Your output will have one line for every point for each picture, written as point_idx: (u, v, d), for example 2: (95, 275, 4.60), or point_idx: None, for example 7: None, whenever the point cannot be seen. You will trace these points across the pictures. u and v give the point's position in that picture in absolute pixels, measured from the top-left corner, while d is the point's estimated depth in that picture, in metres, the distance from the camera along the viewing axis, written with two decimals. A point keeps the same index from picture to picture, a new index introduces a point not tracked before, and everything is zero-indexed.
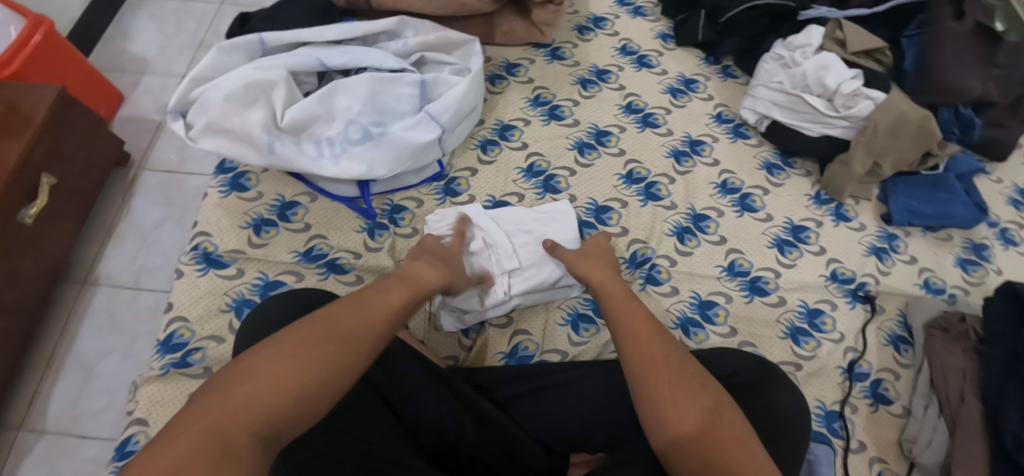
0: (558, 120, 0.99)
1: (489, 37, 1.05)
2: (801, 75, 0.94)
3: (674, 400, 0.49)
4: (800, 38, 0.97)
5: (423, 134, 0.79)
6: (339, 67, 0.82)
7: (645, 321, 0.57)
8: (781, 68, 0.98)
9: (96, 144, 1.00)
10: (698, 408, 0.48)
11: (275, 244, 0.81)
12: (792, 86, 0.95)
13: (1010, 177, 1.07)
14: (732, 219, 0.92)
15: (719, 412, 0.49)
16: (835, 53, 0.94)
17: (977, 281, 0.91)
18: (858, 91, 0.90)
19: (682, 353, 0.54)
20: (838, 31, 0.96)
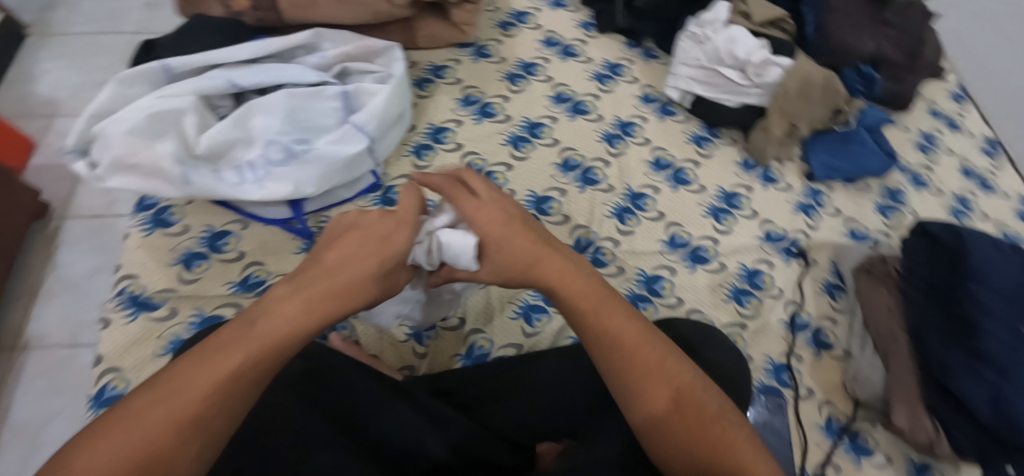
0: (489, 117, 0.99)
1: (412, 43, 1.03)
2: (715, 49, 0.98)
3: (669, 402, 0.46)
4: (709, 14, 1.01)
5: (349, 147, 0.78)
6: (254, 86, 0.79)
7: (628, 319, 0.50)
8: (694, 44, 1.01)
9: (8, 198, 0.93)
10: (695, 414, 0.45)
11: (208, 278, 0.79)
12: (708, 61, 0.99)
13: (916, 125, 1.15)
14: (667, 195, 0.94)
15: (699, 407, 0.46)
16: (741, 25, 0.99)
17: (896, 224, 0.98)
18: (767, 60, 0.96)
19: (670, 349, 0.49)
20: (742, 4, 1.02)
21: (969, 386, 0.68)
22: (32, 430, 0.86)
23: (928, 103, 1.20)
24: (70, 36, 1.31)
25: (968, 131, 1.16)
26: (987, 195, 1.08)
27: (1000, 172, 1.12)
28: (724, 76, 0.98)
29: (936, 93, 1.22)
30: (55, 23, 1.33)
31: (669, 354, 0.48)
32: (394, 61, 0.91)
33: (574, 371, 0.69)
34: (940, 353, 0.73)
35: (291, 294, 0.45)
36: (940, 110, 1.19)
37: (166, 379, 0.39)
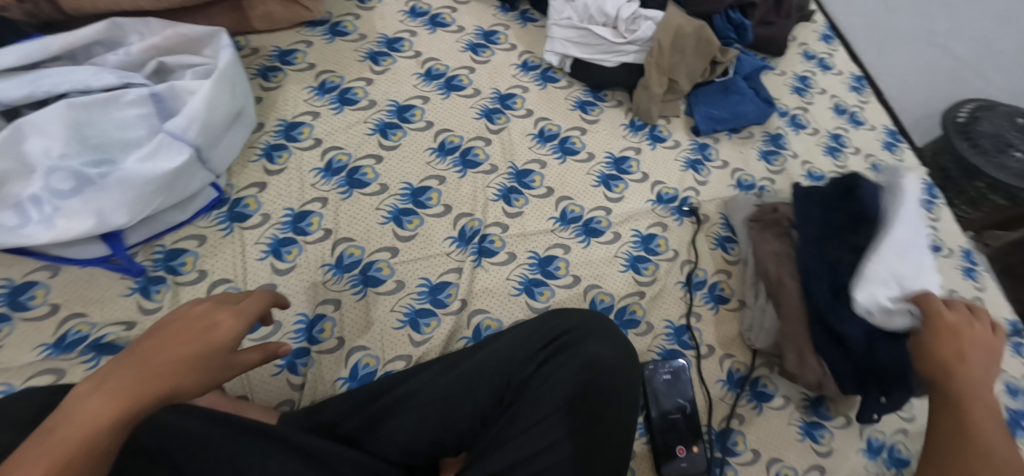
0: (351, 105, 0.86)
1: (246, 25, 0.87)
2: (584, 9, 0.93)
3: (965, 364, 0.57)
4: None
5: (166, 162, 0.65)
6: (25, 100, 0.63)
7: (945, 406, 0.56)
8: (564, 5, 0.95)
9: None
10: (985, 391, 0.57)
11: (10, 344, 0.64)
12: (580, 22, 0.94)
13: (791, 68, 1.17)
14: (555, 168, 0.88)
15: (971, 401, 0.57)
16: None
17: (778, 169, 0.99)
18: (636, 17, 0.93)
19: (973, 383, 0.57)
20: None
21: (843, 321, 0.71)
22: None
23: (800, 46, 1.22)
24: None
25: (838, 70, 1.20)
26: (857, 130, 1.12)
27: (867, 105, 1.17)
28: (598, 35, 0.93)
29: (806, 35, 1.24)
30: None
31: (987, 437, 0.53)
32: (218, 50, 0.77)
33: (459, 380, 0.62)
34: (817, 293, 0.74)
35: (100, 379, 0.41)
36: (812, 52, 1.21)
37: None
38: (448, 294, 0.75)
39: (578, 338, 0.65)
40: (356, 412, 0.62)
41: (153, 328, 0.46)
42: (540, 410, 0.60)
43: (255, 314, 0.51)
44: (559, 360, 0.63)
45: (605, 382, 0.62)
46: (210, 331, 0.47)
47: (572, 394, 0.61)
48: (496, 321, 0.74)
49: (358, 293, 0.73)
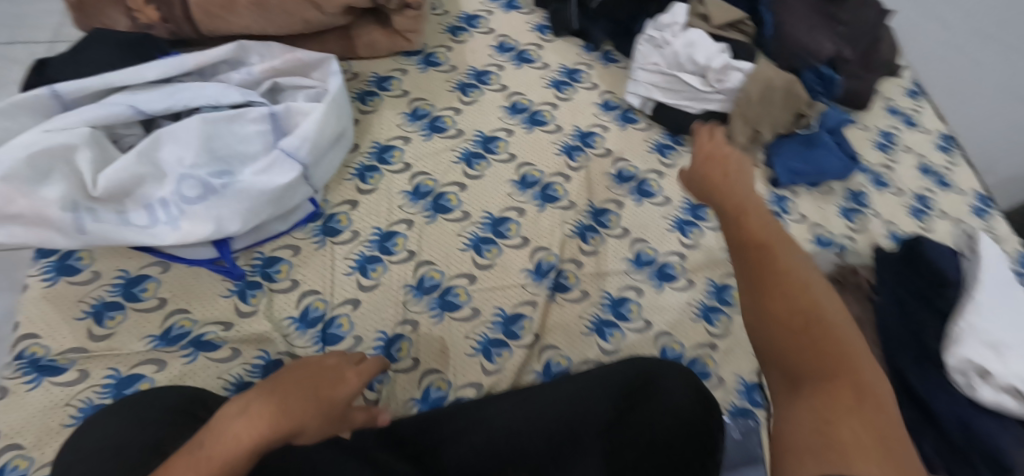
0: (440, 133, 0.90)
1: (350, 52, 0.93)
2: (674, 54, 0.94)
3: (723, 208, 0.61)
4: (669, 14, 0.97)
5: (279, 176, 0.70)
6: (163, 111, 0.70)
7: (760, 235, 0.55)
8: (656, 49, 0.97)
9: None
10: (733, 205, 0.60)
11: (122, 332, 0.69)
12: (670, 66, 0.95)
13: (875, 123, 1.14)
14: (631, 209, 0.89)
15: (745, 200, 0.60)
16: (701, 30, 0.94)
17: (860, 228, 0.97)
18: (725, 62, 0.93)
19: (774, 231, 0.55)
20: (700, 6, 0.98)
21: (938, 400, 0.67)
22: None
23: (885, 100, 1.19)
24: None
25: (924, 128, 1.16)
26: (944, 192, 1.08)
27: (955, 168, 1.12)
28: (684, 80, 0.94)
29: (892, 90, 1.21)
30: None
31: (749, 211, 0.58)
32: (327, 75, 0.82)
33: (533, 412, 0.63)
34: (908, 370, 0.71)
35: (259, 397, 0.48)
36: (898, 108, 1.18)
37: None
38: (521, 327, 0.75)
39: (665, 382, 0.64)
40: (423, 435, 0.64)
41: (289, 371, 0.55)
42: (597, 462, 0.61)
43: (371, 375, 0.61)
44: (643, 405, 0.62)
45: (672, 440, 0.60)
46: (335, 377, 0.57)
47: (656, 442, 0.59)
48: (566, 358, 0.75)
49: (436, 317, 0.75)
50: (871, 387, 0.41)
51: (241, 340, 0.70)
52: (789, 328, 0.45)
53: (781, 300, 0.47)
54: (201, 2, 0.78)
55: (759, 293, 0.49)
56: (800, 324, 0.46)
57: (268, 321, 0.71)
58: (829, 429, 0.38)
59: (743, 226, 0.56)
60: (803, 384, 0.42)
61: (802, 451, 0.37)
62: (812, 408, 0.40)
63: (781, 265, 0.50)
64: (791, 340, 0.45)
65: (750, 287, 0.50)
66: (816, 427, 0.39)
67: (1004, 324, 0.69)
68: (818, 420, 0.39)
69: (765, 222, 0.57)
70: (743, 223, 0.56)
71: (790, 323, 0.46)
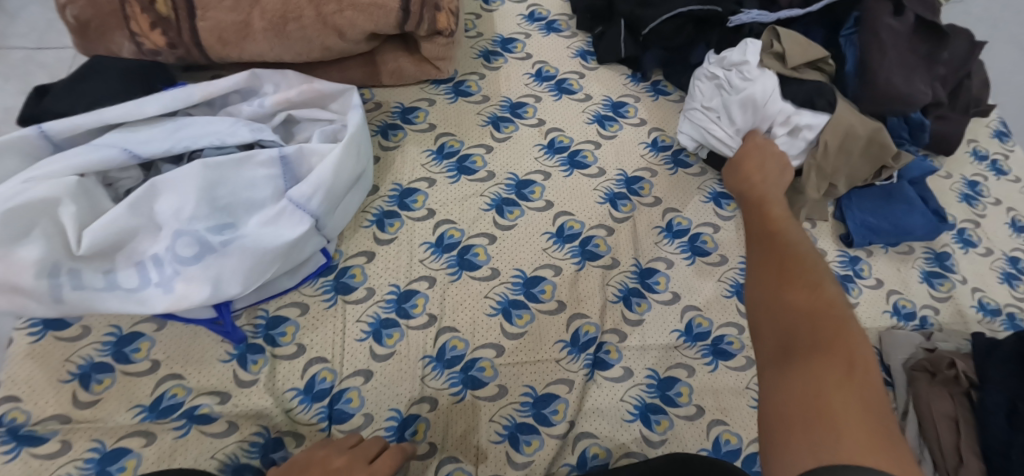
0: (469, 175, 0.81)
1: (373, 79, 0.84)
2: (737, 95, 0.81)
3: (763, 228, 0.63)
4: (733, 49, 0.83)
5: (286, 231, 0.63)
6: (163, 154, 0.62)
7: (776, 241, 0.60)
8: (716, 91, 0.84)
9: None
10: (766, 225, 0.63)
11: (110, 400, 0.62)
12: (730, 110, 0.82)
13: (959, 170, 1.00)
14: (682, 269, 0.78)
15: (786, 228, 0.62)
16: (773, 70, 0.81)
17: (945, 296, 0.84)
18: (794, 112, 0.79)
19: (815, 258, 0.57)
20: (775, 44, 0.83)
21: None
22: None
23: (970, 143, 1.05)
24: (8, 50, 1.29)
25: (1015, 176, 1.02)
26: None
27: None
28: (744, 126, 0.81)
29: (977, 131, 1.07)
30: None
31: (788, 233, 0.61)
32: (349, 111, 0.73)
33: None
34: None
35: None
36: (984, 151, 1.04)
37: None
38: (554, 411, 0.66)
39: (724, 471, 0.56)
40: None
41: None
42: None
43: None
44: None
45: None
46: None
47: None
48: (605, 448, 0.65)
49: (457, 395, 0.66)
50: (874, 379, 0.44)
51: (239, 414, 0.63)
52: (798, 307, 0.51)
53: (804, 305, 0.51)
54: (213, 27, 0.70)
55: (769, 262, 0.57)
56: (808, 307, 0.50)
57: (269, 394, 0.63)
58: (814, 381, 0.44)
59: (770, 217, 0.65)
60: (794, 358, 0.46)
61: (797, 427, 0.42)
62: (796, 375, 0.45)
63: (794, 251, 0.58)
64: (814, 326, 0.48)
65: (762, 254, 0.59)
66: (805, 394, 0.43)
67: None
68: (811, 392, 0.43)
69: (802, 243, 0.59)
70: (773, 224, 0.63)
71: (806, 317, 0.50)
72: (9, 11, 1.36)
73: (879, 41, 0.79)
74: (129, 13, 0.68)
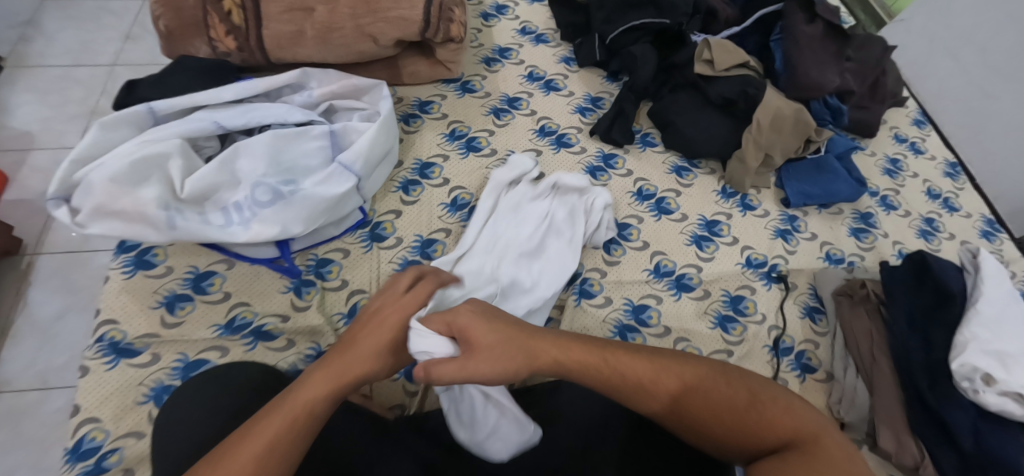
0: (475, 152, 0.99)
1: (396, 79, 1.03)
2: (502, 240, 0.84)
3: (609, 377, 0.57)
4: (573, 188, 0.91)
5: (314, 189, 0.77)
6: (240, 127, 0.79)
7: (631, 365, 0.58)
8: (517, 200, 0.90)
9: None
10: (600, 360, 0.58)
11: (191, 322, 0.77)
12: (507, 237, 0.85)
13: (882, 150, 1.20)
14: (651, 224, 0.96)
15: (605, 352, 0.59)
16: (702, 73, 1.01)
17: (869, 246, 1.02)
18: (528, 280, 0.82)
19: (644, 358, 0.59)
20: (706, 52, 1.02)
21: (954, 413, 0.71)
22: None
23: (892, 129, 1.25)
24: (47, 68, 1.48)
25: (931, 155, 1.22)
26: (951, 215, 1.13)
27: (962, 193, 1.17)
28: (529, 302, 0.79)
29: (898, 119, 1.27)
30: (32, 55, 1.50)
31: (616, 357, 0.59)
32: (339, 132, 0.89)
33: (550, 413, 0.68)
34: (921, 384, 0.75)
35: (317, 368, 0.57)
36: (904, 136, 1.24)
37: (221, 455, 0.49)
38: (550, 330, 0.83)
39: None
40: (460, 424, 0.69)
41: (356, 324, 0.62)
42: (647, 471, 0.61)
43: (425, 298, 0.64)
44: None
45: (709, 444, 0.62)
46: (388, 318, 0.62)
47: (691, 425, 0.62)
48: None
49: None
50: (774, 405, 0.56)
51: (296, 332, 0.78)
52: (729, 413, 0.55)
53: (715, 403, 0.56)
54: (273, 36, 0.88)
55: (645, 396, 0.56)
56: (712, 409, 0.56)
57: (320, 316, 0.79)
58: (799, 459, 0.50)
59: (566, 356, 0.58)
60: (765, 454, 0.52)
61: None
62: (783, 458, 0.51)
63: (632, 367, 0.58)
64: (736, 416, 0.55)
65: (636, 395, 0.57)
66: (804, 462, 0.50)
67: (1008, 336, 0.74)
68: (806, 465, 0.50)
69: (625, 358, 0.59)
70: (596, 356, 0.59)
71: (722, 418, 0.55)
72: (52, 34, 1.55)
73: (797, 42, 1.00)
74: (209, 23, 0.87)
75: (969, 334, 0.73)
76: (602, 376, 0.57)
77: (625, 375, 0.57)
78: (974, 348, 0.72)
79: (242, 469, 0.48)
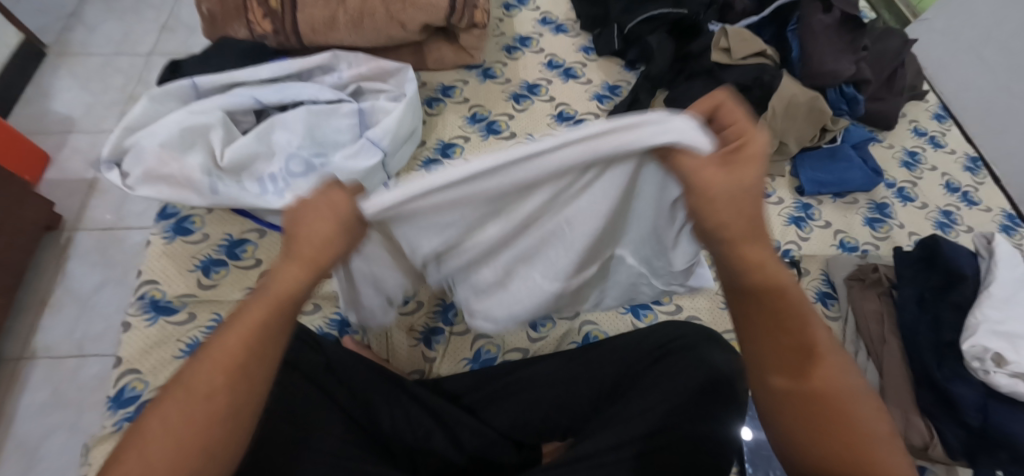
0: (495, 135, 1.02)
1: (421, 64, 1.07)
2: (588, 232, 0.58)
3: (767, 331, 0.49)
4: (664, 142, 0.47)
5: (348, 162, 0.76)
6: (276, 103, 0.84)
7: (792, 332, 0.49)
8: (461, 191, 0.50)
9: (23, 207, 1.14)
10: (771, 317, 0.49)
11: (226, 284, 0.83)
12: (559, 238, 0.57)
13: (900, 142, 1.20)
14: None
15: (788, 304, 0.49)
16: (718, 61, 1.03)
17: (884, 236, 1.02)
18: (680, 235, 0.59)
19: (822, 342, 0.49)
20: (723, 40, 1.04)
21: (962, 389, 0.72)
22: (35, 443, 1.02)
23: (911, 123, 1.25)
24: (88, 57, 1.56)
25: (950, 149, 1.22)
26: (970, 209, 1.12)
27: (982, 187, 1.16)
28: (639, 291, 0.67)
29: (918, 113, 1.27)
30: (75, 45, 1.58)
31: (805, 321, 0.49)
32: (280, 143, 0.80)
33: (559, 375, 0.73)
34: (930, 364, 0.76)
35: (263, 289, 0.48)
36: (923, 129, 1.24)
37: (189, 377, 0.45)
38: None
39: (693, 342, 0.70)
40: (481, 390, 0.75)
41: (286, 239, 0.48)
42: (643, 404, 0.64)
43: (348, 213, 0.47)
44: (671, 357, 0.69)
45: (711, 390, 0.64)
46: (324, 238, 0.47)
47: (688, 386, 0.64)
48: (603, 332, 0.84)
49: None
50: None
51: (324, 297, 0.84)
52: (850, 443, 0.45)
53: (827, 426, 0.46)
54: (308, 20, 0.93)
55: (784, 349, 0.48)
56: (835, 435, 0.46)
57: None
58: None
59: (777, 275, 0.49)
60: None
61: None
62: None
63: (796, 331, 0.49)
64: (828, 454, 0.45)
65: (769, 333, 0.49)
66: None
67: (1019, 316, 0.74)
68: None
69: (808, 330, 0.49)
70: (776, 310, 0.49)
71: (826, 437, 0.46)
72: (94, 26, 1.63)
73: (812, 33, 1.02)
74: (248, 6, 0.93)
75: (978, 315, 0.74)
76: (772, 317, 0.49)
77: (785, 335, 0.49)
78: (983, 328, 0.73)
79: (187, 412, 0.44)
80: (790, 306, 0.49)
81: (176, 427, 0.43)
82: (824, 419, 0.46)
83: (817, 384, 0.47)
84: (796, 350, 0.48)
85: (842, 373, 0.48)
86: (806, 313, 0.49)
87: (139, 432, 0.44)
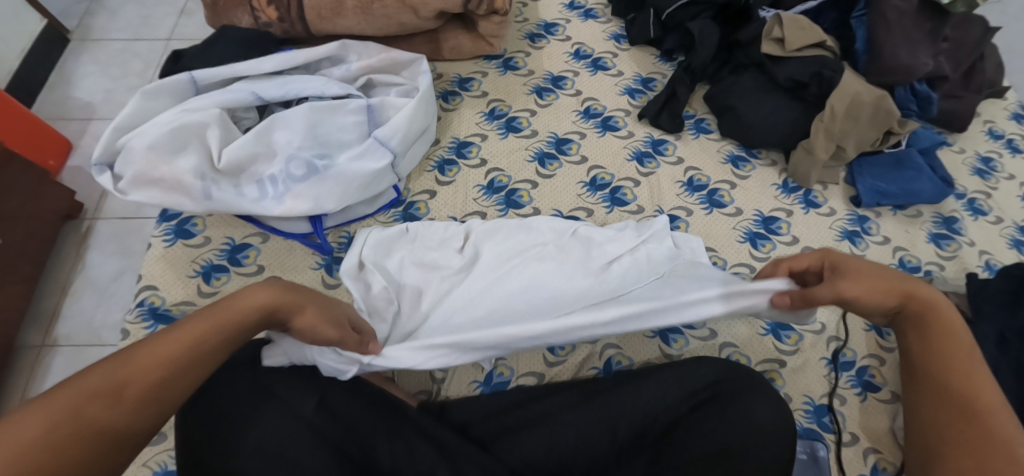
0: (516, 209, 0.87)
1: (437, 54, 0.99)
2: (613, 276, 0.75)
3: (922, 332, 0.53)
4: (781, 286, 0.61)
5: (357, 100, 0.79)
6: (278, 99, 0.78)
7: (942, 323, 0.52)
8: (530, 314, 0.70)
9: None
10: (918, 309, 0.53)
11: (226, 292, 0.78)
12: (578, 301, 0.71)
13: (972, 146, 1.06)
14: (700, 218, 0.89)
15: (929, 305, 0.53)
16: (769, 52, 0.91)
17: (951, 255, 0.91)
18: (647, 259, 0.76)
19: (961, 338, 0.51)
20: (776, 28, 0.92)
21: None
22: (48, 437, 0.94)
23: (985, 123, 1.10)
24: (107, 42, 1.49)
25: None
26: None
27: None
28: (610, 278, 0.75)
29: (994, 113, 1.11)
30: (96, 29, 1.51)
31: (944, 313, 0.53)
32: (286, 198, 0.74)
33: (586, 417, 0.65)
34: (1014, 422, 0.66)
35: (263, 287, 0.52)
36: (999, 131, 1.08)
37: (137, 347, 0.45)
38: None
39: (735, 393, 0.62)
40: (476, 432, 0.68)
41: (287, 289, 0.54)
42: (684, 454, 0.58)
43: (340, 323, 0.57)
44: (708, 409, 0.62)
45: (752, 445, 0.57)
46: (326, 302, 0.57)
47: (728, 444, 0.57)
48: (627, 358, 0.78)
49: None
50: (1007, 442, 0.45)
51: None
52: (949, 415, 0.49)
53: (931, 400, 0.50)
54: (314, 6, 0.86)
55: (945, 407, 0.49)
56: (956, 401, 0.49)
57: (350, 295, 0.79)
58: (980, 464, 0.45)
59: (943, 314, 0.52)
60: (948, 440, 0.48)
61: None
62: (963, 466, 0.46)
63: (922, 304, 0.53)
64: (947, 417, 0.49)
65: (937, 395, 0.50)
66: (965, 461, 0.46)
67: None
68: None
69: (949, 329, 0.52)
70: (931, 323, 0.52)
71: (957, 409, 0.48)
72: (114, 9, 1.55)
73: (885, 19, 0.89)
74: None
75: None
76: (921, 312, 0.53)
77: (918, 311, 0.53)
78: None
79: (159, 360, 0.44)
80: (956, 346, 0.51)
81: (156, 356, 0.44)
82: (969, 395, 0.48)
83: (984, 446, 0.46)
84: (925, 327, 0.53)
85: (1009, 434, 0.45)
86: (947, 310, 0.53)
87: (139, 355, 0.44)
